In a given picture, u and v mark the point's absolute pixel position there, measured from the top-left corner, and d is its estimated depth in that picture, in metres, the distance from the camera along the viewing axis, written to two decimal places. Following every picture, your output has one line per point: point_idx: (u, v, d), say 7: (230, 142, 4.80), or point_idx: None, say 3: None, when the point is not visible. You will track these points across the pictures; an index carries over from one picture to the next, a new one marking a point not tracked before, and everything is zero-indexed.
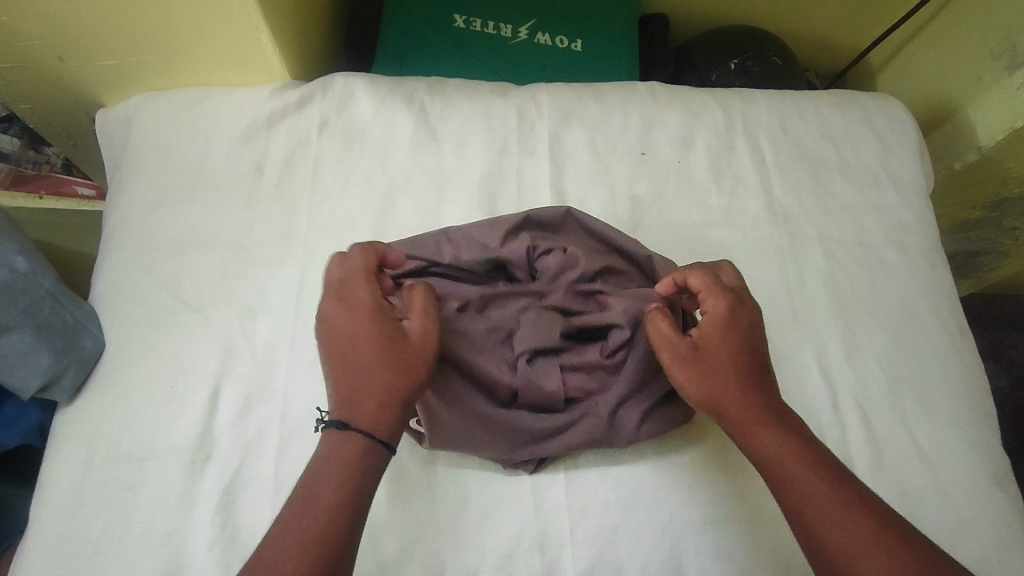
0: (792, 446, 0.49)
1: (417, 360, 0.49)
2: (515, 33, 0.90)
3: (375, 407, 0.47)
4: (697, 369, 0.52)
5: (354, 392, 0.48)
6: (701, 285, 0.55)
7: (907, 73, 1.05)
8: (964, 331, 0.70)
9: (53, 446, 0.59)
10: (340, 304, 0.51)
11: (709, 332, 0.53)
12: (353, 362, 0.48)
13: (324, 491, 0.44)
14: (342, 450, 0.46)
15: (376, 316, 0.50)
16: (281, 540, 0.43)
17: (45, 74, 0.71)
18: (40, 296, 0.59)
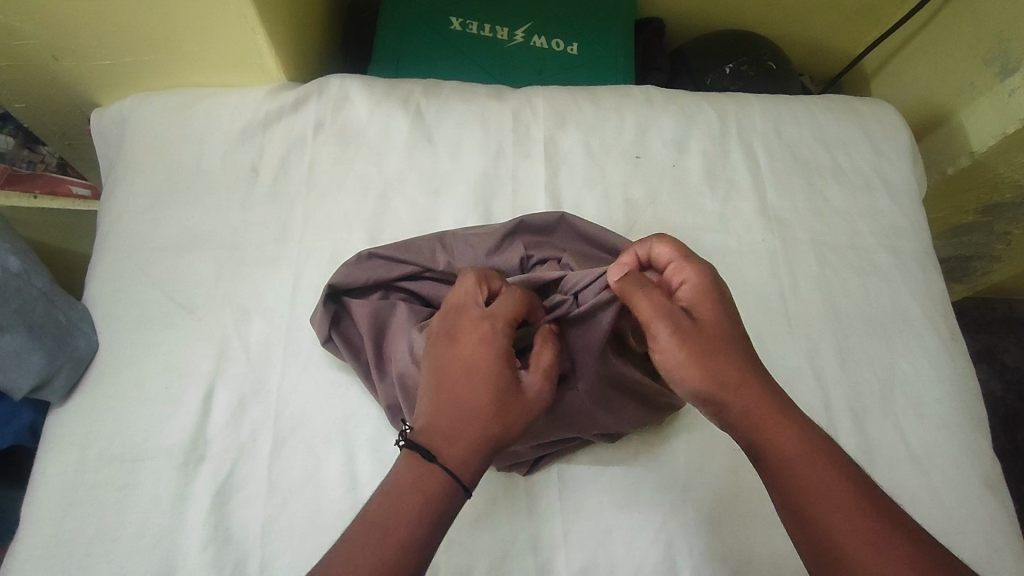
0: (805, 437, 0.47)
1: (522, 411, 0.48)
2: (511, 36, 0.90)
3: (467, 448, 0.46)
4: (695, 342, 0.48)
5: (455, 427, 0.47)
6: (673, 254, 0.52)
7: (901, 78, 1.06)
8: (956, 334, 0.71)
9: (45, 446, 0.59)
10: (466, 329, 0.50)
11: (696, 306, 0.50)
12: (462, 397, 0.47)
13: (401, 524, 0.44)
14: (417, 487, 0.45)
15: (499, 353, 0.49)
16: (348, 563, 0.42)
17: (40, 73, 0.71)
18: (33, 296, 0.59)
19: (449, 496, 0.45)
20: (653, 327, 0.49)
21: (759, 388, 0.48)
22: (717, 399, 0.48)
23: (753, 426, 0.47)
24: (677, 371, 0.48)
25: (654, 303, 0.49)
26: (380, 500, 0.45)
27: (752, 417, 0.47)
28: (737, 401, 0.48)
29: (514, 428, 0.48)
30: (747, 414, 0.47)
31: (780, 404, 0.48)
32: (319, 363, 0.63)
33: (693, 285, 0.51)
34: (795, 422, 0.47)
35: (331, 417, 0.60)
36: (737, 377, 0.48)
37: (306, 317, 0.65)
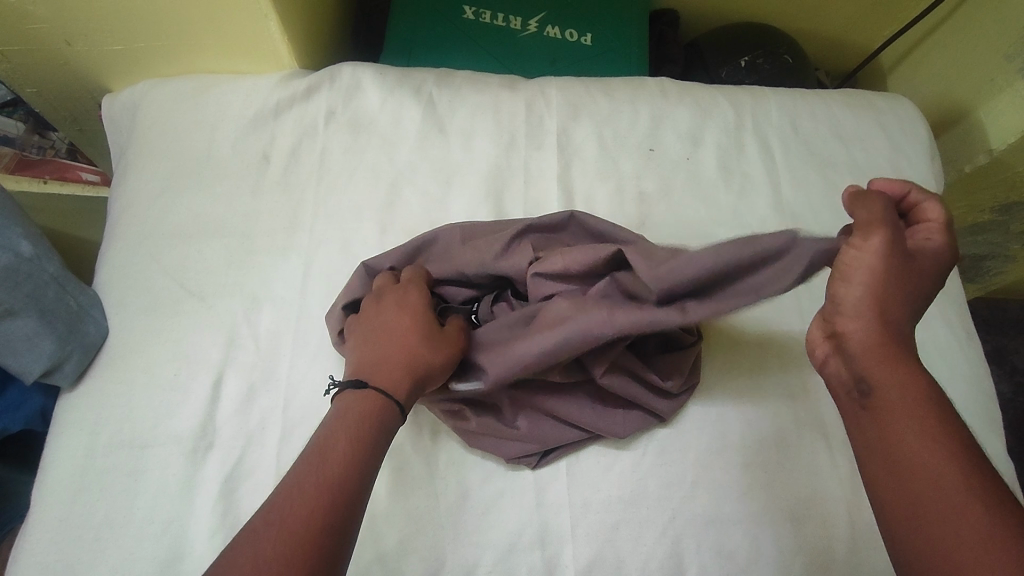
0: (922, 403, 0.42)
1: (445, 347, 0.52)
2: (524, 25, 0.90)
3: (394, 371, 0.49)
4: (896, 269, 0.42)
5: (381, 359, 0.50)
6: (942, 215, 0.46)
7: (919, 74, 1.04)
8: (970, 334, 0.70)
9: (55, 430, 0.59)
10: (386, 301, 0.55)
11: (919, 253, 0.44)
12: (388, 339, 0.51)
13: (340, 441, 0.44)
14: (336, 445, 0.44)
15: (416, 310, 0.54)
16: (301, 480, 0.42)
17: (52, 57, 0.70)
18: (44, 280, 0.58)
19: (369, 441, 0.45)
20: (873, 230, 0.42)
21: (895, 335, 0.44)
22: (853, 323, 0.44)
23: (873, 370, 0.43)
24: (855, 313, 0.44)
25: (889, 214, 0.43)
26: (298, 467, 0.43)
27: (875, 351, 0.43)
28: (858, 335, 0.44)
29: (438, 357, 0.51)
30: (872, 348, 0.43)
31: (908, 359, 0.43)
32: (328, 352, 0.62)
33: (936, 246, 0.45)
34: (913, 368, 0.43)
35: None
36: (893, 312, 0.43)
37: (315, 306, 0.64)
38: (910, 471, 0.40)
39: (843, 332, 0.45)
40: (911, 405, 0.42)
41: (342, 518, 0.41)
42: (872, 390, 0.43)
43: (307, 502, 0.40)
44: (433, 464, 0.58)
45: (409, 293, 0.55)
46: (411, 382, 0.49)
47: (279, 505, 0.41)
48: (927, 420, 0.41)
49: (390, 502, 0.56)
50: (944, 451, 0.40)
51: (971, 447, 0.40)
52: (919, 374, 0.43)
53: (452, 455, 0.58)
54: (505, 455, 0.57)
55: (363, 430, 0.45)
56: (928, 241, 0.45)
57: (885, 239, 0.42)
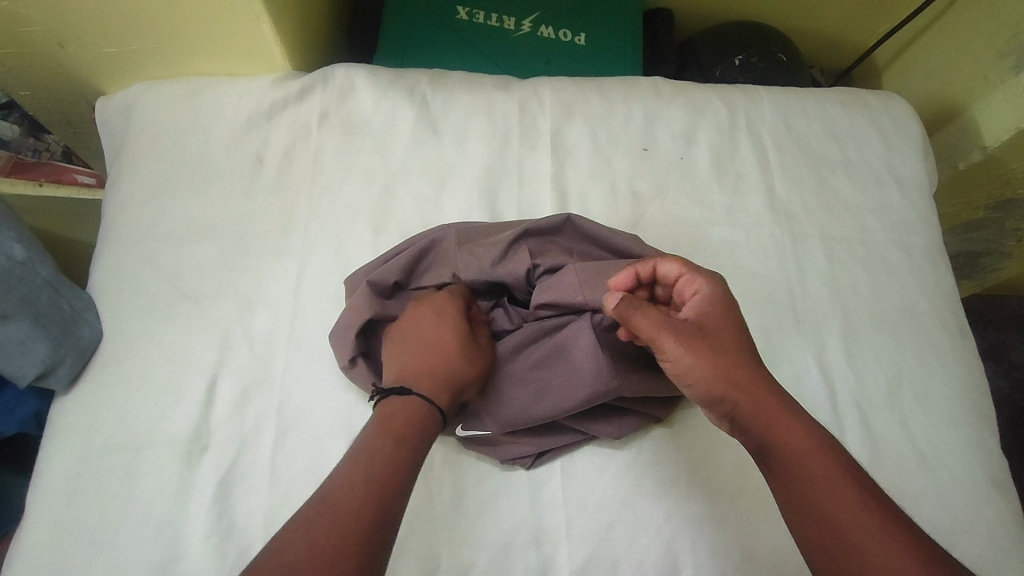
0: (814, 439, 0.45)
1: (481, 364, 0.54)
2: (518, 25, 0.90)
3: (439, 385, 0.50)
4: (705, 347, 0.48)
5: (426, 371, 0.51)
6: (679, 266, 0.53)
7: (913, 72, 1.04)
8: (964, 331, 0.70)
9: (49, 433, 0.59)
10: (423, 309, 0.55)
11: (705, 319, 0.50)
12: (430, 350, 0.52)
13: (385, 441, 0.45)
14: (385, 442, 0.45)
15: (455, 321, 0.55)
16: (349, 477, 0.43)
17: (45, 60, 0.70)
18: (37, 284, 0.59)
19: (416, 438, 0.47)
20: (659, 340, 0.48)
21: (766, 390, 0.47)
22: (727, 403, 0.47)
23: (763, 421, 0.46)
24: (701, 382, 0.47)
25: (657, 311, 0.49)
26: (349, 459, 0.44)
27: (761, 414, 0.46)
28: (744, 405, 0.47)
29: (475, 373, 0.53)
30: (759, 413, 0.46)
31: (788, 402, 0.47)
32: (322, 354, 0.62)
33: (705, 293, 0.51)
34: (799, 419, 0.46)
35: (333, 408, 0.60)
36: (744, 376, 0.47)
37: (310, 308, 0.64)
38: (840, 529, 0.41)
39: (728, 409, 0.47)
40: (802, 446, 0.45)
41: (394, 508, 0.42)
42: (773, 454, 0.45)
43: (360, 497, 0.41)
44: (428, 466, 0.58)
45: (444, 304, 0.56)
46: (454, 398, 0.51)
47: (328, 501, 0.41)
48: (834, 469, 0.43)
49: None
50: (858, 497, 0.42)
51: (870, 485, 0.43)
52: (804, 423, 0.46)
53: (447, 457, 0.58)
54: (499, 457, 0.58)
55: (411, 429, 0.47)
56: (698, 296, 0.51)
57: (666, 336, 0.48)
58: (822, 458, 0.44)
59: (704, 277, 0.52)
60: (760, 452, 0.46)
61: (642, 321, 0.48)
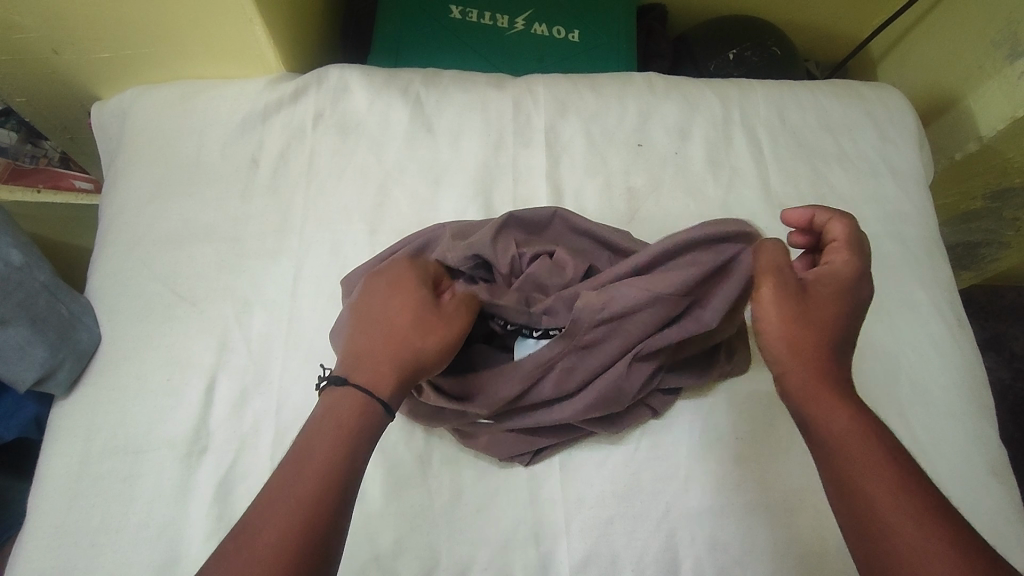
0: (861, 421, 0.43)
1: (433, 337, 0.48)
2: (511, 23, 0.90)
3: (376, 363, 0.45)
4: (796, 311, 0.45)
5: (366, 343, 0.47)
6: (844, 234, 0.50)
7: (908, 63, 1.04)
8: (962, 321, 0.70)
9: (50, 437, 0.59)
10: (376, 275, 0.52)
11: (821, 284, 0.47)
12: (372, 322, 0.48)
13: (323, 446, 0.41)
14: (312, 460, 0.40)
15: (405, 287, 0.50)
16: (282, 490, 0.39)
17: (40, 66, 0.70)
18: (35, 289, 0.59)
19: (348, 453, 0.41)
20: (765, 280, 0.46)
21: (821, 369, 0.45)
22: (781, 364, 0.46)
23: (806, 399, 0.45)
24: (762, 324, 0.46)
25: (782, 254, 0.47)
26: (273, 478, 0.40)
27: (806, 392, 0.45)
28: (796, 375, 0.45)
29: (426, 342, 0.48)
30: (803, 391, 0.45)
31: (844, 387, 0.45)
32: (319, 354, 0.63)
33: (836, 269, 0.48)
34: (846, 404, 0.44)
35: None
36: (813, 351, 0.45)
37: (306, 309, 0.65)
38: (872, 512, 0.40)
39: (778, 376, 0.46)
40: (846, 426, 0.43)
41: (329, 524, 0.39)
42: (812, 427, 0.44)
43: (277, 524, 0.37)
44: (426, 463, 0.58)
45: (398, 270, 0.52)
46: (398, 375, 0.45)
47: (258, 517, 0.38)
48: (872, 455, 0.42)
49: (384, 502, 0.56)
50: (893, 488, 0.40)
51: (916, 474, 0.41)
52: (848, 404, 0.44)
53: (445, 455, 0.59)
54: (497, 454, 0.58)
55: (340, 440, 0.41)
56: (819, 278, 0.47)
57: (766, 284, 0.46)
58: (864, 438, 0.43)
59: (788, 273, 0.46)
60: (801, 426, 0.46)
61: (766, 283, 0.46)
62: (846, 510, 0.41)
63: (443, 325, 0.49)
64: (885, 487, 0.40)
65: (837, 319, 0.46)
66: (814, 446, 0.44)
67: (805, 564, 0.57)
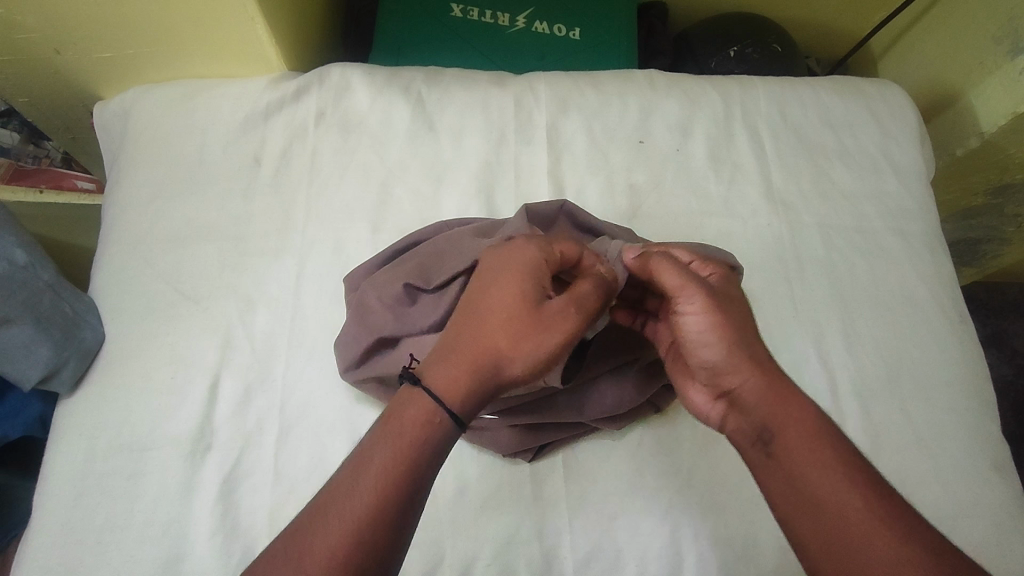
0: (812, 420, 0.46)
1: (527, 344, 0.45)
2: (512, 21, 0.90)
3: (454, 372, 0.45)
4: (718, 315, 0.49)
5: (455, 344, 0.46)
6: (692, 253, 0.54)
7: (908, 60, 1.04)
8: (964, 317, 0.70)
9: (55, 436, 0.60)
10: (499, 262, 0.48)
11: (723, 288, 0.51)
12: (476, 318, 0.47)
13: (385, 454, 0.42)
14: (373, 474, 0.41)
15: (517, 284, 0.47)
16: (347, 490, 0.41)
17: (43, 66, 0.71)
18: (39, 289, 0.59)
19: (414, 472, 0.42)
20: (677, 295, 0.50)
21: (766, 373, 0.48)
22: (736, 376, 0.48)
23: (763, 405, 0.47)
24: (698, 344, 0.49)
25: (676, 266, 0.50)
26: (334, 482, 0.42)
27: (765, 399, 0.47)
28: (748, 390, 0.48)
29: (517, 353, 0.45)
30: (761, 398, 0.47)
31: (790, 385, 0.48)
32: (323, 352, 0.63)
33: (720, 273, 0.53)
34: (795, 404, 0.47)
35: (334, 406, 0.61)
36: (753, 356, 0.48)
37: (310, 307, 0.65)
38: (819, 505, 0.43)
39: (733, 388, 0.49)
40: (801, 428, 0.45)
41: (393, 528, 0.40)
42: (773, 440, 0.46)
43: (329, 536, 0.39)
44: None
45: (522, 258, 0.48)
46: (475, 387, 0.45)
47: (325, 515, 0.40)
48: (819, 454, 0.44)
49: None
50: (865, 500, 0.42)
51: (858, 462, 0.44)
52: (807, 412, 0.46)
53: (449, 452, 0.59)
54: (500, 451, 0.58)
55: (406, 459, 0.42)
56: (683, 309, 0.50)
57: (685, 296, 0.50)
58: (812, 437, 0.45)
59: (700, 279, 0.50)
60: (760, 434, 0.47)
61: (691, 305, 0.49)
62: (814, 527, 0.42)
63: (538, 336, 0.46)
64: (830, 483, 0.43)
65: (748, 317, 0.50)
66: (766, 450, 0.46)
67: None
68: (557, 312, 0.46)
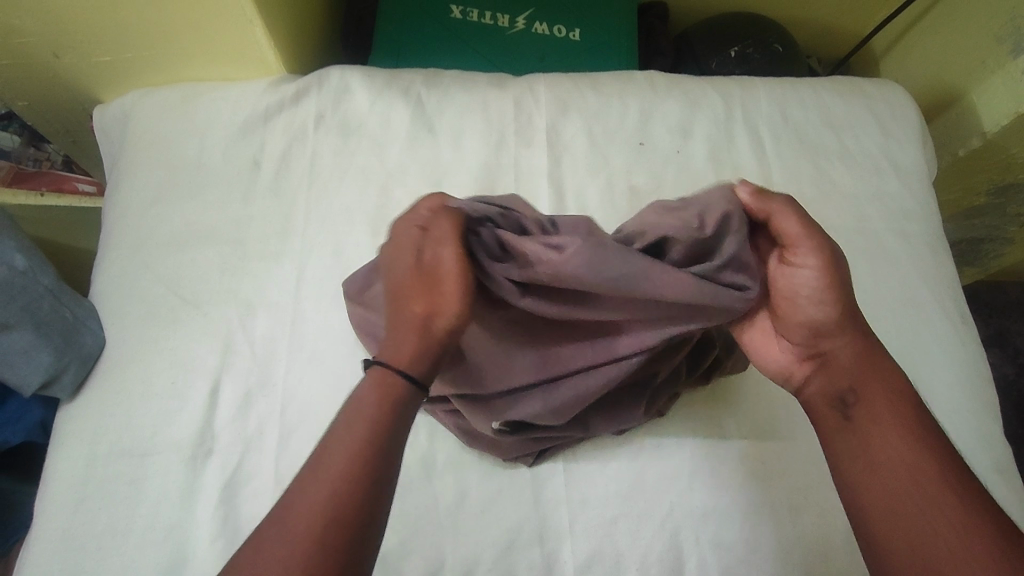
0: (897, 393, 0.48)
1: (445, 295, 0.46)
2: (512, 23, 0.89)
3: (400, 342, 0.46)
4: (837, 278, 0.47)
5: (392, 333, 0.47)
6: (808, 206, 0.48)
7: (910, 59, 1.04)
8: (966, 318, 0.70)
9: (56, 440, 0.60)
10: (387, 247, 0.50)
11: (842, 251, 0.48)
12: (394, 306, 0.48)
13: (363, 417, 0.43)
14: (346, 441, 0.42)
15: (404, 254, 0.47)
16: (326, 454, 0.42)
17: (42, 71, 0.71)
18: (40, 293, 0.59)
19: (385, 433, 0.43)
20: (799, 248, 0.47)
21: (859, 342, 0.49)
22: (833, 340, 0.49)
23: (851, 370, 0.49)
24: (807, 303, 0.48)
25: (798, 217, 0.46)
26: (321, 445, 0.43)
27: (853, 364, 0.49)
28: (841, 352, 0.49)
29: (439, 307, 0.46)
30: (849, 361, 0.49)
31: (884, 360, 0.49)
32: (323, 356, 0.63)
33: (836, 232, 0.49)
34: (884, 375, 0.48)
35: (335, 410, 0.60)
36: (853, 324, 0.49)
37: (310, 310, 0.65)
38: (889, 463, 0.45)
39: (825, 348, 0.49)
40: (885, 396, 0.48)
41: (375, 485, 0.41)
42: (854, 400, 0.48)
43: (309, 503, 0.40)
44: (431, 465, 0.58)
45: (400, 231, 0.48)
46: (421, 353, 0.46)
47: (307, 480, 0.41)
48: (902, 422, 0.46)
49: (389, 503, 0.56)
50: (933, 469, 0.44)
51: (942, 444, 0.46)
52: (889, 385, 0.48)
53: (450, 456, 0.59)
54: (502, 455, 0.58)
55: (385, 415, 0.44)
56: (804, 266, 0.47)
57: (804, 248, 0.46)
58: (896, 407, 0.47)
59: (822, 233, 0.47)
60: (838, 395, 0.49)
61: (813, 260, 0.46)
62: (879, 489, 0.45)
63: (449, 278, 0.46)
64: (904, 447, 0.45)
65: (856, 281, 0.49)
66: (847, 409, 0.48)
67: (809, 561, 0.57)
68: (448, 257, 0.46)
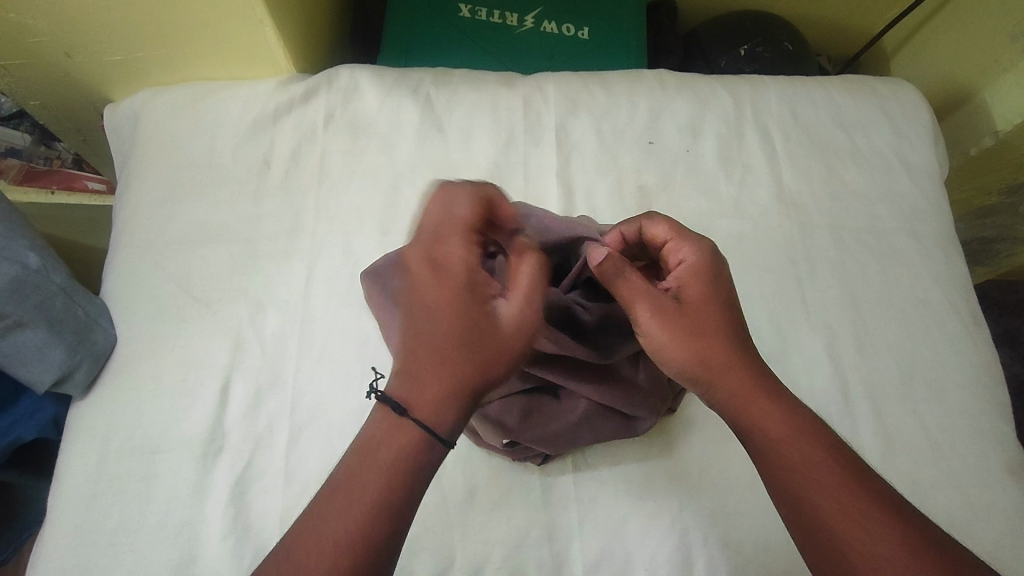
0: (797, 419, 0.45)
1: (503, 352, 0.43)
2: (521, 21, 0.89)
3: (444, 398, 0.42)
4: (679, 329, 0.46)
5: (406, 355, 0.43)
6: (665, 231, 0.50)
7: (922, 56, 1.03)
8: (977, 318, 0.69)
9: (69, 438, 0.60)
10: (429, 275, 0.43)
11: (686, 284, 0.48)
12: (434, 351, 0.42)
13: (399, 426, 0.42)
14: (373, 471, 0.41)
15: (460, 290, 0.43)
16: (364, 458, 0.41)
17: (54, 70, 0.71)
18: (52, 291, 0.59)
19: (394, 490, 0.41)
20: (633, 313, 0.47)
21: (746, 370, 0.46)
22: (700, 385, 0.47)
23: (739, 408, 0.46)
24: (660, 352, 0.47)
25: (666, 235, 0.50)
26: (357, 446, 0.42)
27: (737, 399, 0.46)
28: (722, 392, 0.46)
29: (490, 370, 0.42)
30: (735, 399, 0.46)
31: (771, 387, 0.46)
32: (332, 355, 0.63)
33: (687, 263, 0.49)
34: (780, 404, 0.46)
35: (345, 408, 0.61)
36: (722, 356, 0.46)
37: (319, 310, 0.65)
38: (813, 500, 0.43)
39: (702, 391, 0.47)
40: (782, 431, 0.45)
41: (410, 494, 0.41)
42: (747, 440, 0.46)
43: (312, 573, 0.39)
44: (440, 464, 0.58)
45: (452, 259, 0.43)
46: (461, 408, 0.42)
47: (344, 484, 0.41)
48: (816, 453, 0.44)
49: None
50: (841, 484, 0.43)
51: (857, 467, 0.44)
52: (783, 408, 0.45)
53: (459, 455, 0.59)
54: (512, 455, 0.58)
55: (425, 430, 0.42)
56: (682, 264, 0.49)
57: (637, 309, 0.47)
58: (807, 439, 0.44)
59: (693, 234, 0.50)
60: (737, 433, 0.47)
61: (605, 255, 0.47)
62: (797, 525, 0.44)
63: (515, 335, 0.43)
64: (827, 481, 0.43)
65: (722, 307, 0.48)
66: (752, 449, 0.46)
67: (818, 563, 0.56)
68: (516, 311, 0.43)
